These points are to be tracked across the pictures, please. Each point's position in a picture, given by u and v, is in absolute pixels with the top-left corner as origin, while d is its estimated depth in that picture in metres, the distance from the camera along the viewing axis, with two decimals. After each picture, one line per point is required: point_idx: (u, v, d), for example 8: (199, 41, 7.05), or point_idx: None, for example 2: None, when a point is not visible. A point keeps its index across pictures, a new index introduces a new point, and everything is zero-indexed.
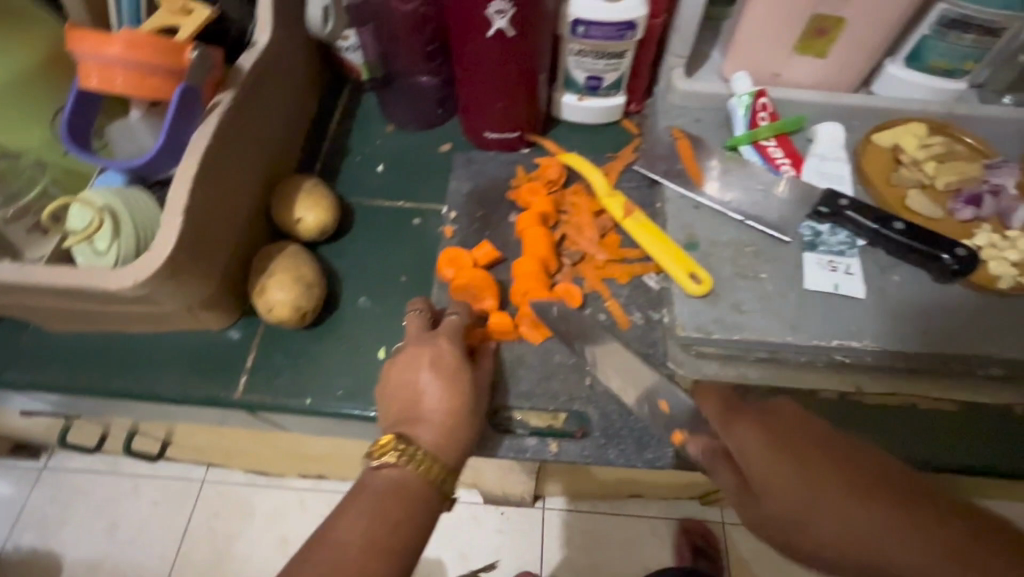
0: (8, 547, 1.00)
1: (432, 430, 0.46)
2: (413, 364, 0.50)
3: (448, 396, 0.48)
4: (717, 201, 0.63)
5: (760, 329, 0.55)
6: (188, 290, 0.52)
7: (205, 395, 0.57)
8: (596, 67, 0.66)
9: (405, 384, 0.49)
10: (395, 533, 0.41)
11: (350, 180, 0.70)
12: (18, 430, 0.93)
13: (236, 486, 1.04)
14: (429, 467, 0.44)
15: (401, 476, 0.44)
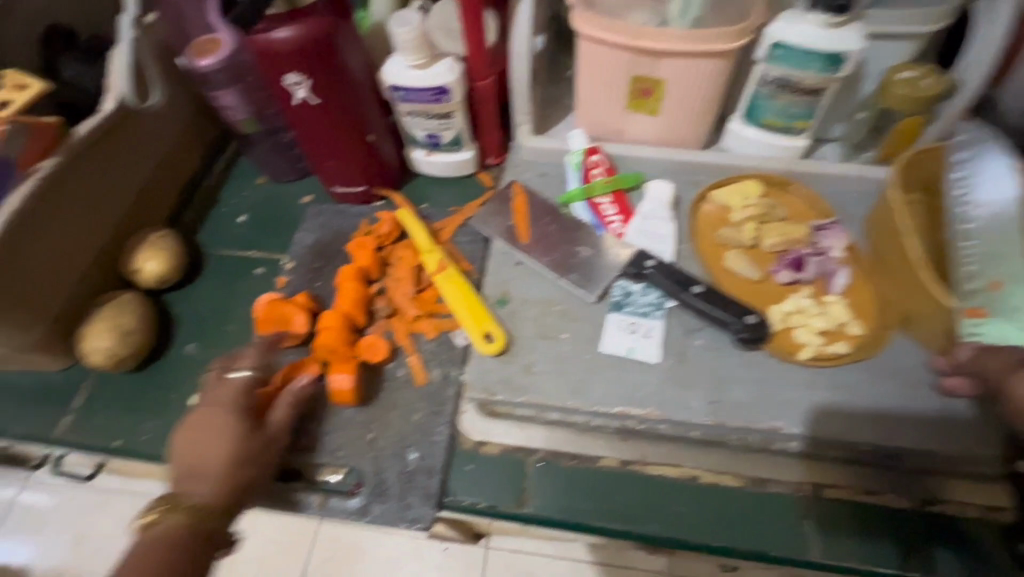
0: None
1: (204, 482, 0.46)
2: (196, 421, 0.49)
3: (230, 450, 0.47)
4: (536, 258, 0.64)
5: (545, 392, 0.55)
6: (5, 336, 0.57)
7: (28, 433, 0.61)
8: (430, 125, 0.68)
9: (188, 442, 0.48)
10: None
11: (211, 230, 0.75)
12: None
13: None
14: (197, 516, 0.44)
15: (166, 536, 0.43)
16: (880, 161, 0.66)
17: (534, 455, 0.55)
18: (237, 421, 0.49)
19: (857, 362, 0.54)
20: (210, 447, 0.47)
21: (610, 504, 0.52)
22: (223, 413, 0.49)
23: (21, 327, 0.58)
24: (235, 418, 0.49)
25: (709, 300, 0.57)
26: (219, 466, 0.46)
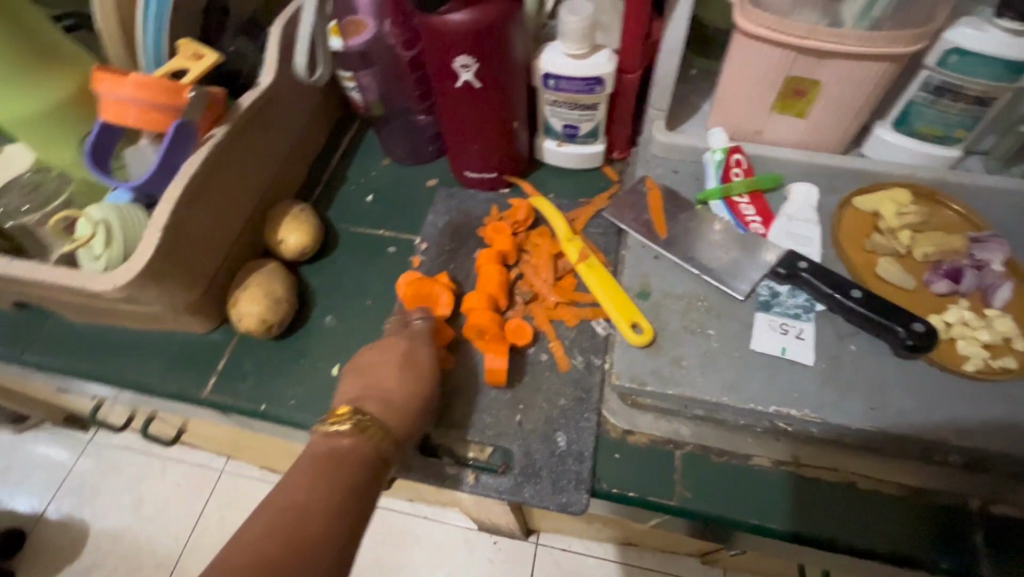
0: (56, 508, 1.26)
1: (380, 403, 0.50)
2: (377, 356, 0.54)
3: (406, 383, 0.52)
4: (677, 253, 0.63)
5: (697, 387, 0.55)
6: (171, 295, 0.59)
7: (178, 391, 0.63)
8: (571, 115, 0.69)
9: (367, 372, 0.53)
10: (343, 492, 0.43)
11: (340, 207, 0.77)
12: (78, 408, 1.15)
13: (249, 480, 1.27)
14: (374, 432, 0.47)
15: (344, 444, 0.46)
16: None
17: (681, 447, 0.55)
18: (411, 360, 0.54)
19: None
20: (387, 377, 0.52)
21: (763, 503, 0.53)
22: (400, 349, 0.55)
23: (185, 288, 0.60)
24: (409, 354, 0.54)
25: (868, 305, 0.56)
26: (394, 393, 0.51)
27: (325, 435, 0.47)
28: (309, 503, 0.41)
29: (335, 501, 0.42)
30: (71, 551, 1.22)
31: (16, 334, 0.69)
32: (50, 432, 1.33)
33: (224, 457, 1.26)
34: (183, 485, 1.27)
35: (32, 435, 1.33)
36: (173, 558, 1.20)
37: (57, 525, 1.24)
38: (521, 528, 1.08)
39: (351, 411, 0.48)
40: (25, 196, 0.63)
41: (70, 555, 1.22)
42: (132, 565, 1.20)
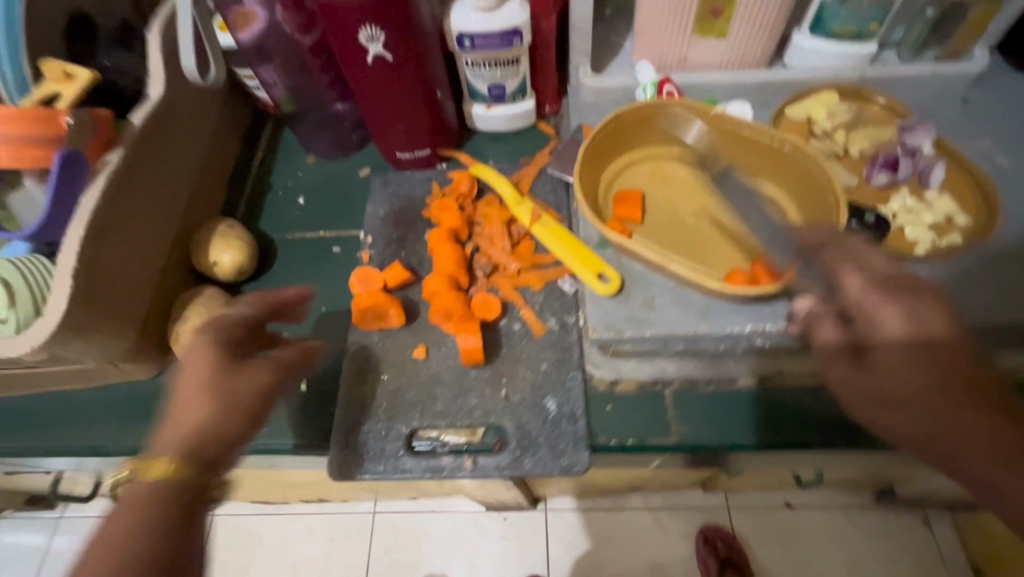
0: None
1: (183, 435, 0.40)
2: (176, 402, 0.42)
3: (208, 388, 0.42)
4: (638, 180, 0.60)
5: (673, 323, 0.54)
6: (100, 345, 0.53)
7: (137, 445, 0.58)
8: (495, 74, 0.65)
9: (170, 422, 0.42)
10: (144, 541, 0.36)
11: (271, 216, 0.71)
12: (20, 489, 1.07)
13: (238, 519, 1.10)
14: (178, 471, 0.38)
15: (141, 486, 0.38)
16: (948, 58, 0.66)
17: (669, 385, 0.55)
18: (213, 388, 0.42)
19: (971, 249, 0.55)
20: (193, 406, 0.41)
21: (753, 423, 0.54)
22: (201, 352, 0.43)
23: (115, 334, 0.54)
24: (210, 378, 0.42)
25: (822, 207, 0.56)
26: (206, 417, 0.41)
27: (126, 491, 0.38)
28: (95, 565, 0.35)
29: (147, 550, 0.36)
30: None
31: None
32: None
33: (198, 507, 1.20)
34: None
35: None
36: None
37: None
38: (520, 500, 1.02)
39: (143, 457, 0.39)
40: None
41: None
42: None
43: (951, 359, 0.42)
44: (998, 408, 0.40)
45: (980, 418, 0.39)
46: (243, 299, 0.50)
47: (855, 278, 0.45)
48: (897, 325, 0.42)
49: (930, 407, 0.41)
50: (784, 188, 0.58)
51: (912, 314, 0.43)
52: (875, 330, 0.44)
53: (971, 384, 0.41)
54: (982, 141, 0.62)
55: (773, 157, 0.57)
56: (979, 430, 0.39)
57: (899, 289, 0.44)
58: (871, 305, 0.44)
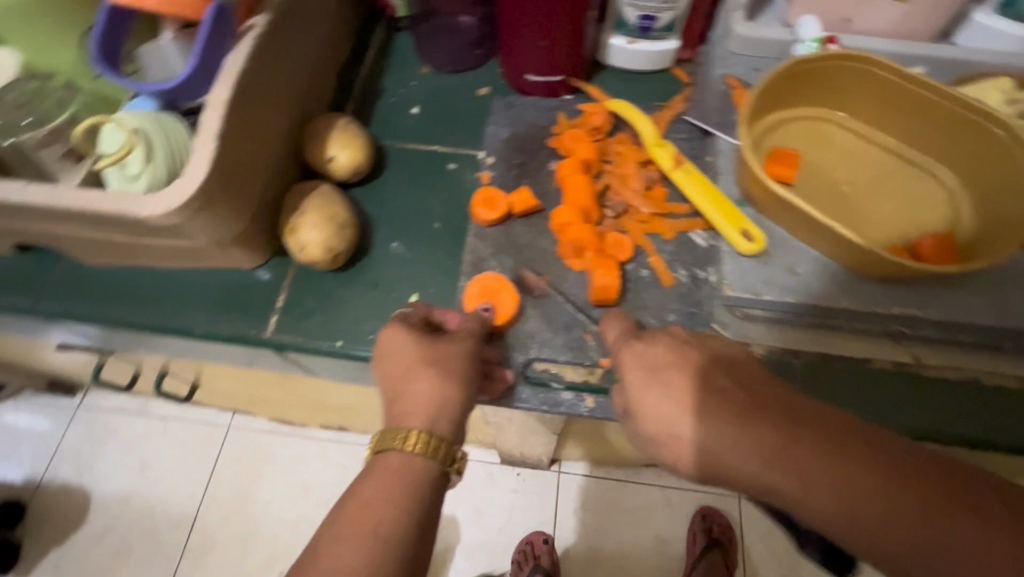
0: (46, 478, 1.21)
1: (429, 410, 0.37)
2: (392, 380, 0.40)
3: (441, 374, 0.39)
4: (802, 129, 0.57)
5: (816, 294, 0.52)
6: (220, 225, 0.51)
7: (237, 334, 0.56)
8: (650, 5, 0.61)
9: (396, 395, 0.39)
10: (411, 501, 0.35)
11: (383, 122, 0.68)
12: (58, 365, 1.08)
13: (257, 433, 1.23)
14: (437, 450, 0.36)
15: (401, 459, 0.36)
16: None
17: (799, 356, 0.53)
18: (448, 370, 0.39)
19: None
20: (427, 382, 0.38)
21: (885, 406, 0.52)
22: (410, 335, 0.41)
23: (236, 215, 0.51)
24: (432, 350, 0.40)
25: None
26: (438, 394, 0.38)
27: (372, 464, 0.36)
28: (358, 531, 0.33)
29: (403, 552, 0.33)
30: (66, 523, 1.18)
31: (28, 282, 0.60)
32: (28, 401, 1.28)
33: (230, 411, 1.23)
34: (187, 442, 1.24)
35: (7, 405, 1.28)
36: (188, 516, 1.18)
37: (53, 493, 1.20)
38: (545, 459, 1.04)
39: (388, 429, 0.37)
40: (20, 109, 0.50)
41: (65, 530, 1.17)
42: (146, 525, 1.17)
43: (794, 411, 0.38)
44: (822, 456, 0.36)
45: (830, 472, 0.35)
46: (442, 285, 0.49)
47: (626, 351, 0.44)
48: (652, 389, 0.41)
49: (806, 461, 0.36)
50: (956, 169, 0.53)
51: (660, 373, 0.41)
52: (639, 403, 0.41)
53: (838, 430, 0.37)
54: None
55: (959, 135, 0.51)
56: (867, 482, 0.35)
57: (676, 355, 0.42)
58: (633, 370, 0.43)
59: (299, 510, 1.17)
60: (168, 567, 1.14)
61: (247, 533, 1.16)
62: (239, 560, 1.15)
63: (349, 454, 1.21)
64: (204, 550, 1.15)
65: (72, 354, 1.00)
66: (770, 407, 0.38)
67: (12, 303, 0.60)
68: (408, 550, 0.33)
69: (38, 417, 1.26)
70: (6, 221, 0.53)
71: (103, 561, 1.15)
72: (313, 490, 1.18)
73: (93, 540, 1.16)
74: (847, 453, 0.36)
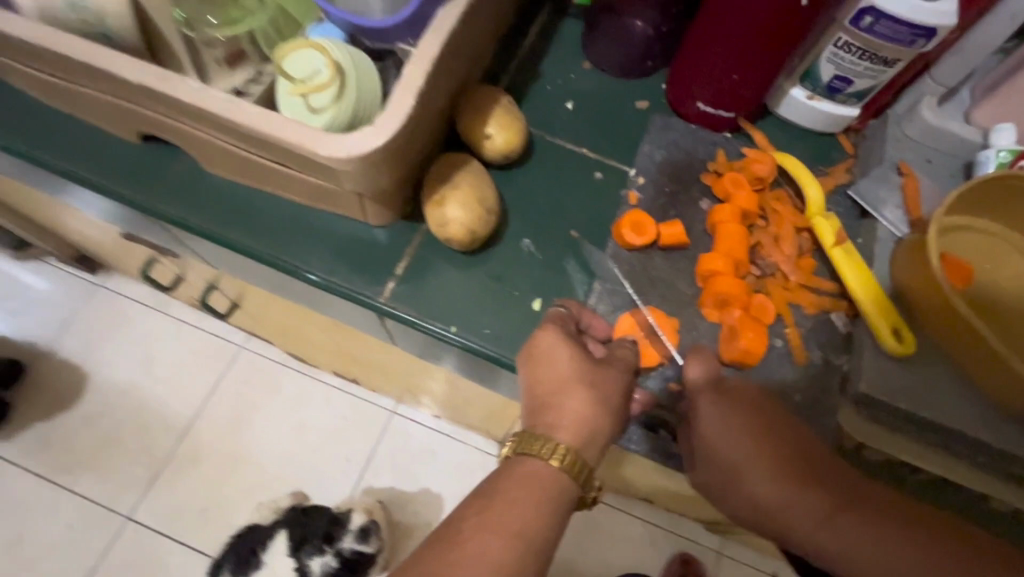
0: (56, 348, 1.20)
1: (579, 428, 0.39)
2: (542, 389, 0.42)
3: (589, 397, 0.41)
4: (977, 242, 0.54)
5: (956, 416, 0.49)
6: (375, 178, 0.48)
7: (349, 290, 0.54)
8: (855, 68, 0.57)
9: (544, 406, 0.41)
10: (551, 508, 0.37)
11: (534, 108, 0.64)
12: (107, 246, 1.06)
13: (268, 362, 1.21)
14: (580, 471, 0.39)
15: (546, 469, 0.38)
16: None
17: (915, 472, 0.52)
18: (599, 395, 0.41)
19: None
20: (580, 402, 0.40)
21: None
22: (570, 352, 0.42)
23: (391, 173, 0.48)
24: (589, 371, 0.42)
25: None
26: (588, 415, 0.40)
27: (516, 463, 0.39)
28: (506, 526, 0.35)
29: (535, 551, 0.35)
30: (68, 399, 1.17)
31: (142, 174, 0.58)
32: (53, 268, 1.26)
33: (249, 334, 1.21)
34: (200, 352, 1.22)
35: (35, 266, 1.26)
36: (186, 426, 1.16)
37: (63, 365, 1.19)
38: None
39: (535, 433, 0.39)
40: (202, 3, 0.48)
41: (66, 404, 1.16)
42: (143, 422, 1.16)
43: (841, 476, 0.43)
44: (836, 497, 0.42)
45: (844, 512, 0.42)
46: (566, 301, 0.50)
47: (703, 399, 0.45)
48: (707, 399, 0.45)
49: (854, 527, 0.41)
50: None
51: (733, 421, 0.44)
52: (705, 449, 0.45)
53: (876, 492, 0.43)
54: None
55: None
56: (902, 549, 0.40)
57: (731, 403, 0.44)
58: (707, 415, 0.45)
59: (295, 449, 1.15)
60: (153, 469, 1.13)
61: (235, 460, 1.14)
62: (224, 482, 1.13)
63: (353, 407, 1.18)
64: (192, 464, 1.14)
65: (124, 240, 0.98)
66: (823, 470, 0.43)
67: (121, 190, 0.57)
68: (546, 554, 0.36)
69: (62, 287, 1.25)
70: (150, 111, 0.50)
71: (94, 445, 1.14)
72: (310, 432, 1.17)
73: (89, 421, 1.15)
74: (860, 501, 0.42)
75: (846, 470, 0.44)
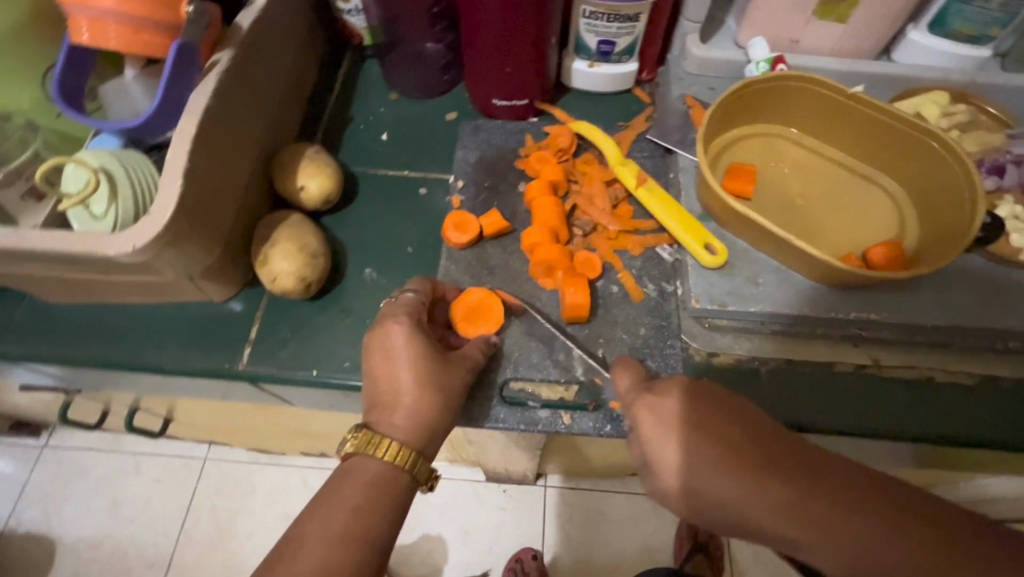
0: (12, 524, 1.13)
1: (414, 416, 0.42)
2: (381, 390, 0.44)
3: (426, 382, 0.43)
4: (757, 145, 0.60)
5: (777, 301, 0.54)
6: (189, 258, 0.50)
7: (209, 368, 0.56)
8: (610, 30, 0.63)
9: (378, 401, 0.43)
10: (373, 492, 0.39)
11: (352, 149, 0.68)
12: (23, 406, 1.05)
13: (235, 464, 1.17)
14: (410, 462, 0.41)
15: (370, 461, 0.40)
16: None
17: (767, 363, 0.54)
18: (442, 392, 0.44)
19: None
20: (411, 377, 0.43)
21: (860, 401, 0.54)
22: (410, 359, 0.44)
23: (206, 249, 0.51)
24: (429, 376, 0.44)
25: None
26: (430, 385, 0.43)
27: (348, 464, 0.41)
28: (346, 526, 0.37)
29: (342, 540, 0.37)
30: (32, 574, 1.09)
31: None
32: None
33: (208, 443, 1.16)
34: (165, 478, 1.16)
35: None
36: (165, 556, 1.10)
37: (23, 539, 1.12)
38: (530, 472, 1.03)
39: (373, 432, 0.41)
40: None
41: None
42: (120, 568, 1.10)
43: (811, 468, 0.38)
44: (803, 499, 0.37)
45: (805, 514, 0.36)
46: (409, 285, 0.51)
47: (640, 408, 0.43)
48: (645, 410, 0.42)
49: (857, 533, 0.35)
50: (904, 183, 0.56)
51: (668, 427, 0.41)
52: (692, 480, 0.39)
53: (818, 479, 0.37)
54: None
55: (909, 155, 0.54)
56: (873, 543, 0.35)
57: (705, 425, 0.40)
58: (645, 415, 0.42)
59: None
60: None
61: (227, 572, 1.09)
62: None
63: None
64: None
65: (33, 394, 0.97)
66: (764, 455, 0.38)
67: None
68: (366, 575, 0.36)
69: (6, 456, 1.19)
70: None
71: None
72: None
73: None
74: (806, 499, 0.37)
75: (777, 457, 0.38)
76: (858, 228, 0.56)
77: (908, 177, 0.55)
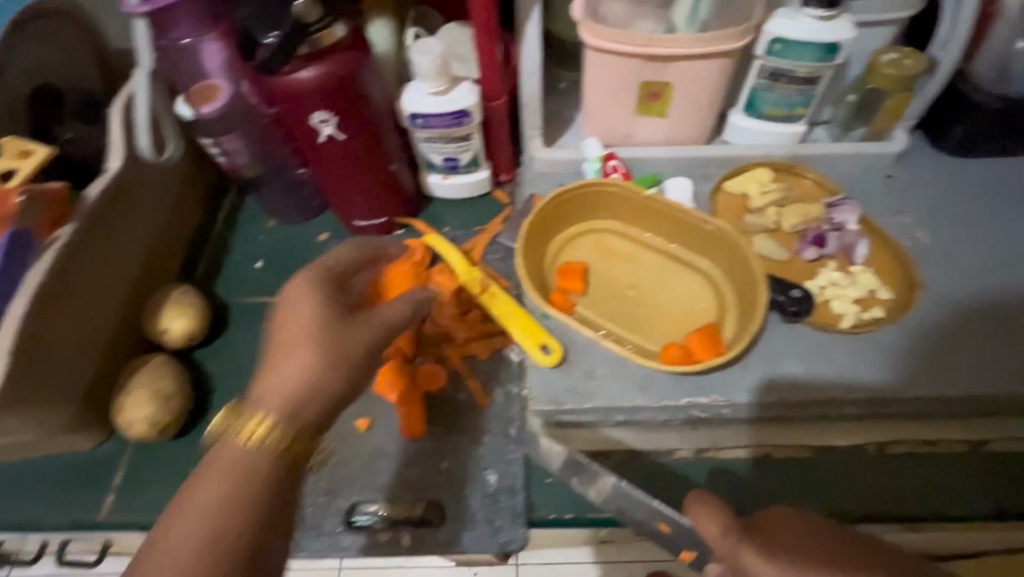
0: None
1: (296, 388, 0.38)
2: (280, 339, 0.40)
3: (311, 360, 0.39)
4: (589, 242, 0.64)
5: (613, 395, 0.56)
6: (37, 418, 0.53)
7: (73, 519, 0.57)
8: (449, 149, 0.69)
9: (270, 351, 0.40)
10: (229, 491, 0.35)
11: (228, 280, 0.73)
12: None
13: None
14: (284, 444, 0.37)
15: (229, 446, 0.36)
16: (870, 138, 0.71)
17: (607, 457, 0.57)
18: (332, 350, 0.40)
19: (893, 324, 0.58)
20: (289, 363, 0.39)
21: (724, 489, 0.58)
22: (312, 308, 0.41)
23: (53, 407, 0.54)
24: (323, 331, 0.40)
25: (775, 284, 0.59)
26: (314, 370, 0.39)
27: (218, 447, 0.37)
28: (211, 523, 0.33)
29: (202, 534, 0.33)
30: None
31: None
32: None
33: None
34: None
35: None
36: None
37: None
38: None
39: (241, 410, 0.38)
40: None
41: None
42: None
43: (817, 543, 0.37)
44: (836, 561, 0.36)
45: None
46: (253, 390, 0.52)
47: (705, 518, 0.42)
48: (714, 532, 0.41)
49: None
50: (717, 267, 0.60)
51: (726, 530, 0.41)
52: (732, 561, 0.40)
53: (858, 560, 0.36)
54: (905, 216, 0.66)
55: (707, 239, 0.59)
56: None
57: (774, 532, 0.40)
58: (705, 522, 0.42)
59: None
60: None
61: None
62: None
63: None
64: None
65: None
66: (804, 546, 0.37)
67: None
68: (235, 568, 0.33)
69: None
70: None
71: None
72: None
73: None
74: (815, 559, 0.36)
75: (820, 528, 0.39)
76: (679, 312, 0.59)
77: (714, 253, 0.59)
